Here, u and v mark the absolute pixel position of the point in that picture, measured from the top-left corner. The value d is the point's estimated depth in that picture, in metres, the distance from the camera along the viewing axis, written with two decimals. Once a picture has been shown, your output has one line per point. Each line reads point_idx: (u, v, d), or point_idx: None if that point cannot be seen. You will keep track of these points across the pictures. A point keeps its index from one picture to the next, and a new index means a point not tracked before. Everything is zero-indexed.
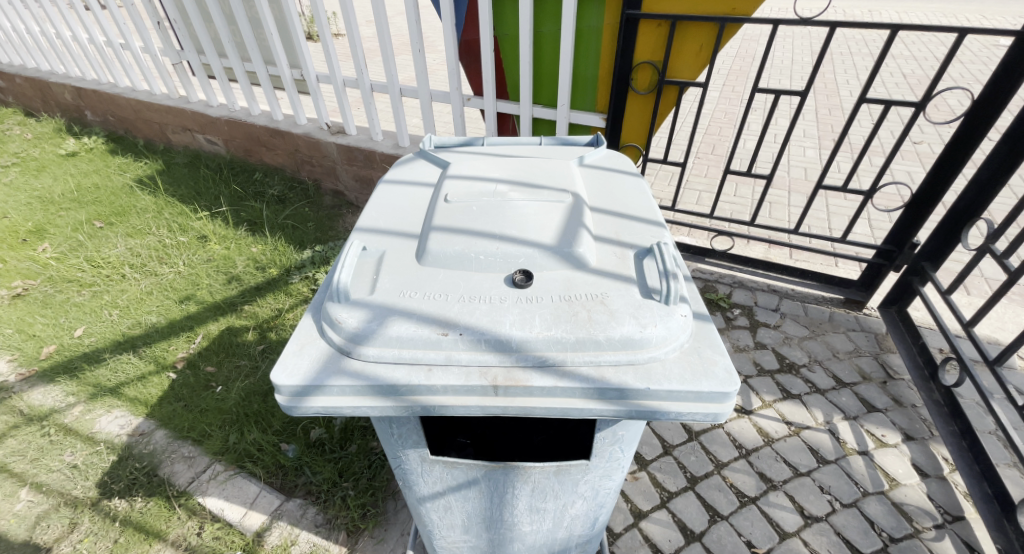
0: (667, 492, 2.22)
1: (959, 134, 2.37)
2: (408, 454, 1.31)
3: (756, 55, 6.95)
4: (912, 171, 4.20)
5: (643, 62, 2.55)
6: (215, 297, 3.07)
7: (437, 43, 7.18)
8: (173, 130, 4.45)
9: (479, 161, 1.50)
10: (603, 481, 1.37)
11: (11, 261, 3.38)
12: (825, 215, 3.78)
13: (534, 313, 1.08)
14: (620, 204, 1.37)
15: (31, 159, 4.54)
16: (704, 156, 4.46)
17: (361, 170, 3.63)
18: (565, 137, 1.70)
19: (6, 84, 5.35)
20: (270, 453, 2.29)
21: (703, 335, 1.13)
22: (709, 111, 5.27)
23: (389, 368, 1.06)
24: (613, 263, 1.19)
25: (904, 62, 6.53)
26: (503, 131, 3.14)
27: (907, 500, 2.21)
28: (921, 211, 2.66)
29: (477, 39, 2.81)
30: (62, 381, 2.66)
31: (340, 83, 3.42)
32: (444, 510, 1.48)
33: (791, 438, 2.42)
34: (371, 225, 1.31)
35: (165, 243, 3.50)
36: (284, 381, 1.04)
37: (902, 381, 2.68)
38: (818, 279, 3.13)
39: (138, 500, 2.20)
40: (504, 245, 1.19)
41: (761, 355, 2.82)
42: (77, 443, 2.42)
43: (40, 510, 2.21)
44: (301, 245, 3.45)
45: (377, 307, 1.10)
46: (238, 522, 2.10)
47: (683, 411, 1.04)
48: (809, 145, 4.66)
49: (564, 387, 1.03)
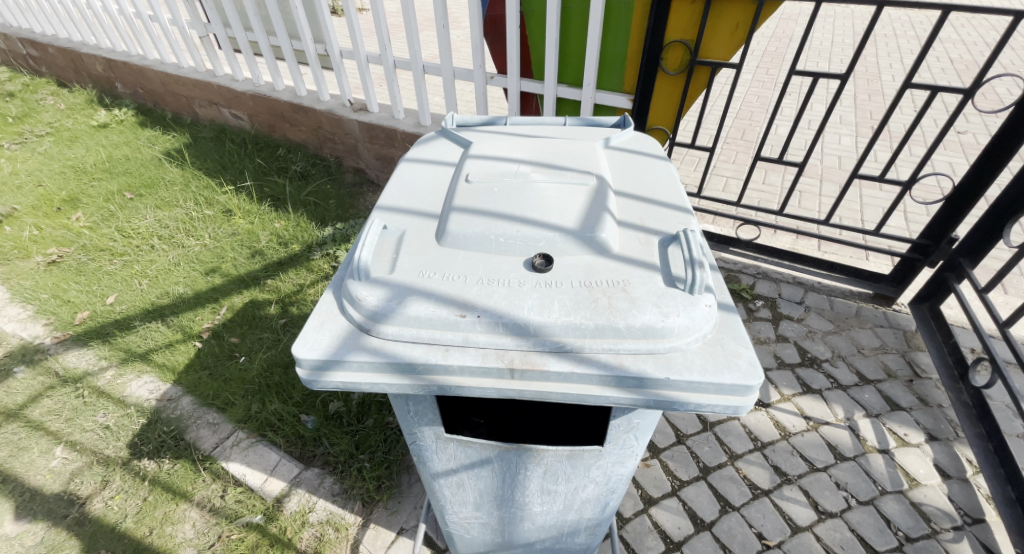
0: (678, 481, 2.22)
1: (1008, 124, 2.24)
2: (423, 431, 1.32)
3: (793, 36, 6.68)
4: (954, 163, 4.02)
5: (674, 41, 2.47)
6: (239, 271, 3.13)
7: (462, 19, 7.08)
8: (200, 104, 4.50)
9: (502, 141, 1.47)
10: (616, 467, 1.37)
11: (46, 228, 3.50)
12: (857, 206, 3.66)
13: (553, 298, 1.07)
14: (646, 189, 1.34)
15: (64, 130, 4.66)
16: (732, 142, 4.34)
17: (382, 148, 3.63)
18: (591, 118, 1.66)
19: (40, 54, 5.45)
20: (290, 424, 2.35)
21: (727, 326, 1.10)
22: (741, 95, 5.10)
23: (407, 347, 1.06)
24: (636, 250, 1.17)
25: (952, 46, 6.21)
26: (527, 111, 3.09)
27: (925, 500, 2.17)
28: (962, 205, 2.54)
29: (503, 15, 2.75)
30: (95, 346, 2.77)
31: (364, 59, 3.39)
32: (456, 486, 1.50)
33: (809, 433, 2.38)
34: (392, 204, 1.30)
35: (191, 215, 3.57)
36: (306, 354, 1.05)
37: (929, 380, 2.61)
38: (847, 272, 3.04)
39: (166, 462, 2.29)
40: (526, 228, 1.17)
41: (782, 348, 2.77)
42: (109, 405, 2.52)
43: (73, 467, 2.32)
44: (323, 222, 3.49)
45: (396, 286, 1.10)
46: (258, 488, 2.17)
47: (703, 403, 1.03)
48: (844, 132, 4.49)
49: (581, 374, 1.03)
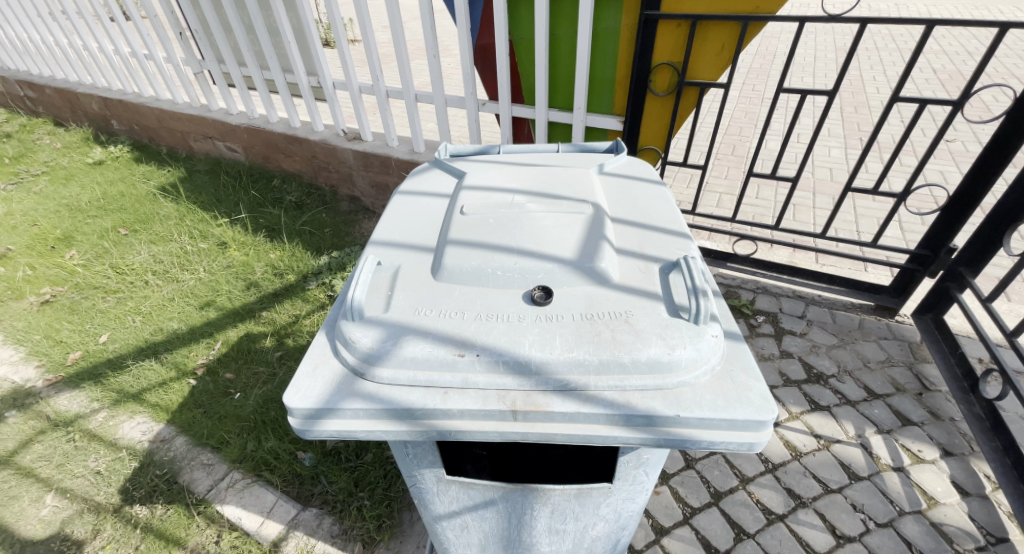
0: (690, 508, 2.14)
1: (1000, 133, 2.24)
2: (424, 474, 1.27)
3: (777, 53, 6.83)
4: (946, 171, 4.04)
5: (662, 63, 2.49)
6: (234, 304, 3.09)
7: (452, 46, 7.21)
8: (195, 138, 4.51)
9: (496, 171, 1.45)
10: (626, 503, 1.32)
11: (40, 268, 3.46)
12: (852, 218, 3.66)
13: (554, 333, 1.03)
14: (643, 215, 1.32)
15: (59, 168, 4.66)
16: (724, 158, 4.37)
17: (377, 176, 3.63)
18: (584, 144, 1.66)
19: (36, 95, 5.50)
20: (287, 462, 2.29)
21: (736, 356, 1.06)
22: (729, 112, 5.16)
23: (404, 391, 1.02)
24: (636, 278, 1.14)
25: (934, 57, 6.34)
26: (519, 136, 3.09)
27: (946, 520, 2.10)
28: (958, 215, 2.52)
29: (492, 43, 2.77)
30: (87, 387, 2.70)
31: (357, 89, 3.39)
32: (460, 529, 1.44)
33: (820, 453, 2.32)
34: (386, 238, 1.28)
35: (186, 249, 3.54)
36: (298, 404, 1.01)
37: (938, 393, 2.56)
38: (846, 284, 3.01)
39: (159, 507, 2.21)
40: (523, 260, 1.14)
41: (787, 364, 2.72)
42: (101, 449, 2.44)
43: (63, 516, 2.23)
44: (318, 251, 3.46)
45: (392, 326, 1.06)
46: (255, 532, 2.09)
47: (716, 440, 0.99)
48: (833, 145, 4.53)
49: (587, 413, 0.98)
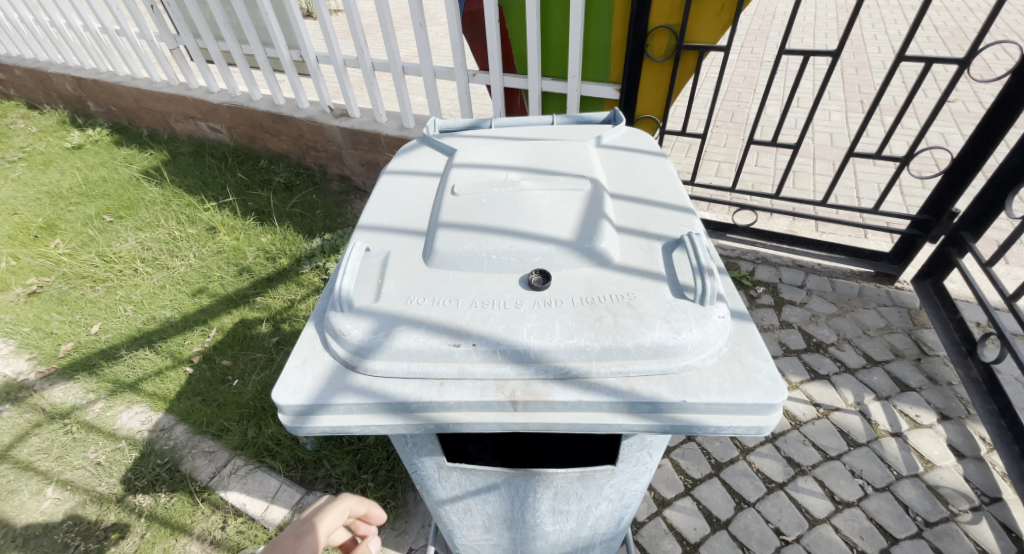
0: (691, 480, 2.16)
1: (1006, 91, 2.16)
2: (424, 461, 1.25)
3: (776, 13, 6.64)
4: (947, 133, 3.97)
5: (658, 26, 2.37)
6: (227, 289, 3.03)
7: (440, 15, 6.97)
8: (176, 119, 4.36)
9: (488, 147, 1.39)
10: (630, 483, 1.31)
11: (24, 258, 3.37)
12: (853, 183, 3.61)
13: (554, 319, 0.99)
14: (644, 189, 1.26)
15: (37, 153, 4.51)
16: (722, 125, 4.27)
17: (367, 154, 3.53)
18: (580, 115, 1.58)
19: (7, 77, 5.29)
20: (288, 447, 2.28)
21: (742, 336, 1.03)
22: (727, 77, 5.03)
23: (398, 384, 0.98)
24: (638, 258, 1.09)
25: (937, 14, 6.17)
26: (511, 107, 3.00)
27: (942, 482, 2.12)
28: (961, 178, 2.47)
29: (480, 9, 2.64)
30: (81, 378, 2.67)
31: (341, 62, 3.25)
32: (464, 512, 1.43)
33: (820, 421, 2.33)
34: (374, 222, 1.22)
35: (174, 235, 3.46)
36: (288, 400, 0.97)
37: (937, 358, 2.56)
38: (847, 251, 2.97)
39: (162, 495, 2.21)
40: (518, 242, 1.09)
41: (786, 335, 2.71)
42: (100, 439, 2.43)
43: (66, 507, 2.23)
44: (310, 234, 3.38)
45: (383, 316, 1.02)
46: (260, 517, 2.09)
47: (723, 425, 0.96)
48: (834, 108, 4.43)
49: (590, 401, 0.95)
